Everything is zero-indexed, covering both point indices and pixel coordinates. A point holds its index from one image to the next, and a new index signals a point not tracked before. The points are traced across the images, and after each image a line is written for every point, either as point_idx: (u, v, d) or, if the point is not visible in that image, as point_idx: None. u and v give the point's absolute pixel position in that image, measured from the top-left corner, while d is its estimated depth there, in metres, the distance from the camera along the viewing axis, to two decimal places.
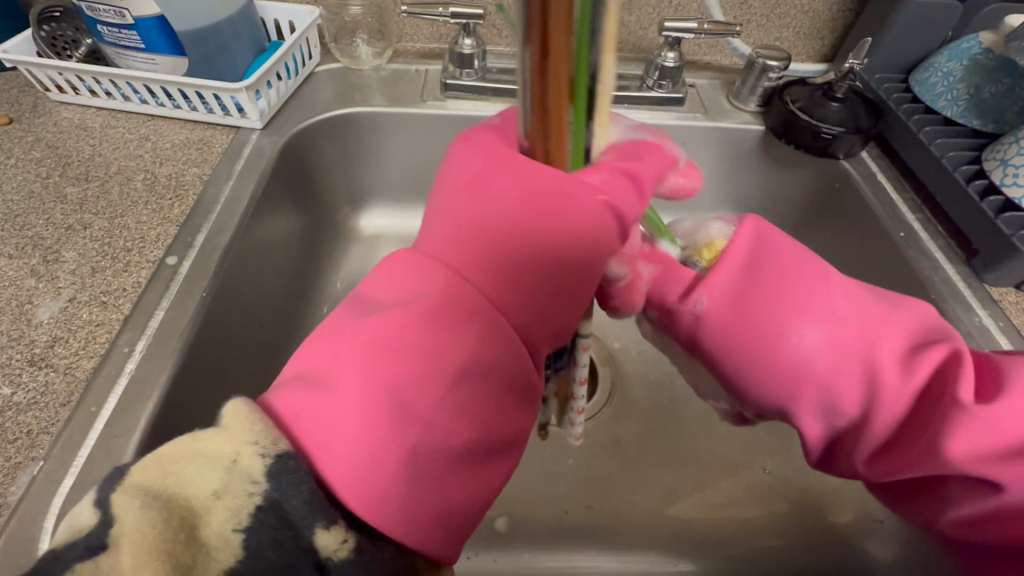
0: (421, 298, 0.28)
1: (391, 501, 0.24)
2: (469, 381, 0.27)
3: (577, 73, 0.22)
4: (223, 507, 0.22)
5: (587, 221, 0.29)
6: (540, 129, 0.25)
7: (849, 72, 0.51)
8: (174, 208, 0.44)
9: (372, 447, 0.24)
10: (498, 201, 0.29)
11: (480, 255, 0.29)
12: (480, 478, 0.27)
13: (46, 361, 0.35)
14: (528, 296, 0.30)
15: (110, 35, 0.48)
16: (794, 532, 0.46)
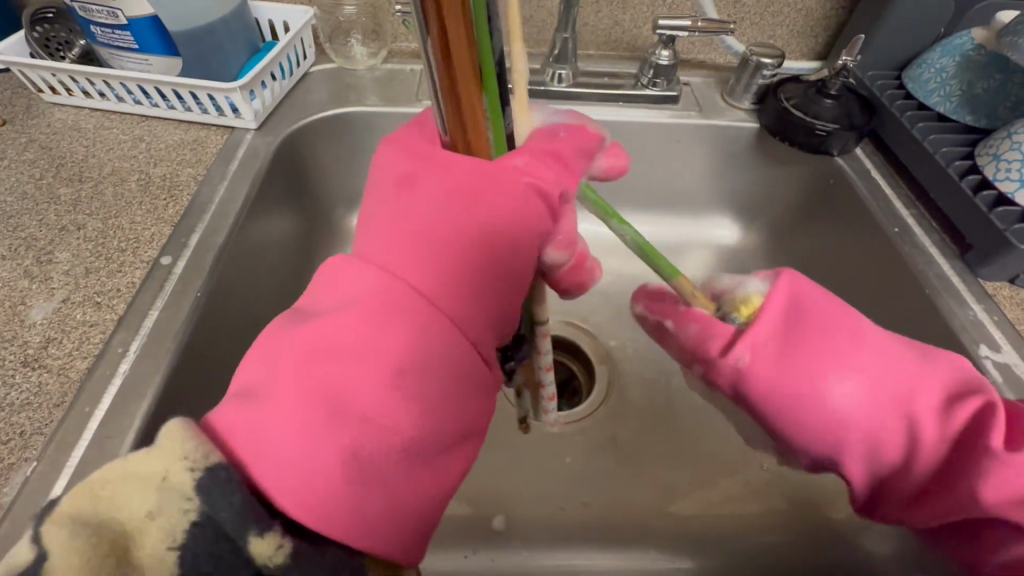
0: (357, 296, 0.28)
1: (337, 502, 0.24)
2: (409, 373, 0.26)
3: (474, 62, 0.26)
4: (156, 528, 0.22)
5: (516, 207, 0.31)
6: (460, 104, 0.28)
7: (842, 69, 0.52)
8: (167, 209, 0.44)
9: (308, 448, 0.24)
10: (430, 196, 0.31)
11: (419, 253, 0.30)
12: (430, 474, 0.27)
13: (39, 362, 0.35)
14: (468, 288, 0.30)
15: (104, 36, 0.47)
16: (792, 529, 0.46)
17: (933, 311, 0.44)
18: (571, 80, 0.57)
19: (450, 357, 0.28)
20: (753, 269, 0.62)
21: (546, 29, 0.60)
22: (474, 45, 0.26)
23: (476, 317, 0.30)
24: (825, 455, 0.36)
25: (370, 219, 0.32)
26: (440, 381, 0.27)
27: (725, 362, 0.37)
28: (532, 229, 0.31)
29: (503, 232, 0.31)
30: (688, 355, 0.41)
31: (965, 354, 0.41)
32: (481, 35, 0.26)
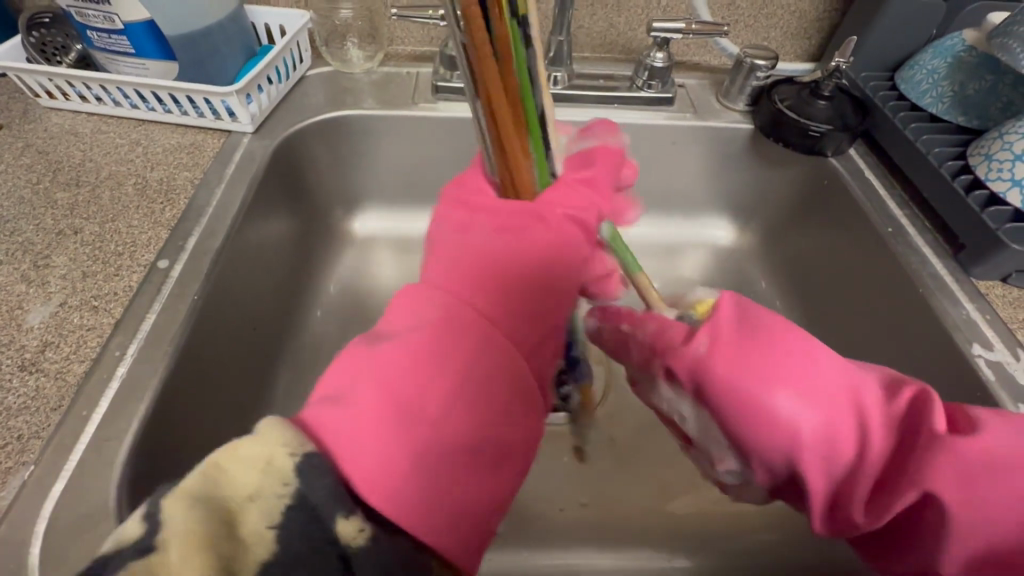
0: (429, 308, 0.29)
1: (413, 500, 0.24)
2: (474, 380, 0.27)
3: (525, 111, 0.28)
4: (256, 511, 0.22)
5: (565, 234, 0.33)
6: (508, 147, 0.30)
7: (836, 70, 0.52)
8: (165, 212, 0.44)
9: (389, 447, 0.24)
10: (490, 227, 0.32)
11: (480, 278, 0.31)
12: (492, 486, 0.27)
13: (36, 366, 0.35)
14: (523, 304, 0.31)
15: (101, 41, 0.48)
16: (789, 527, 0.47)
17: (926, 310, 0.44)
18: (566, 83, 0.57)
19: (512, 369, 0.29)
20: (748, 269, 0.62)
21: (541, 32, 0.60)
22: (516, 93, 0.27)
23: (529, 333, 0.31)
24: (778, 462, 0.31)
25: (435, 245, 0.34)
26: (504, 390, 0.28)
27: (684, 350, 0.34)
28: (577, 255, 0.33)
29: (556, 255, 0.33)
30: (636, 359, 0.38)
31: (958, 352, 0.41)
32: (532, 86, 0.28)
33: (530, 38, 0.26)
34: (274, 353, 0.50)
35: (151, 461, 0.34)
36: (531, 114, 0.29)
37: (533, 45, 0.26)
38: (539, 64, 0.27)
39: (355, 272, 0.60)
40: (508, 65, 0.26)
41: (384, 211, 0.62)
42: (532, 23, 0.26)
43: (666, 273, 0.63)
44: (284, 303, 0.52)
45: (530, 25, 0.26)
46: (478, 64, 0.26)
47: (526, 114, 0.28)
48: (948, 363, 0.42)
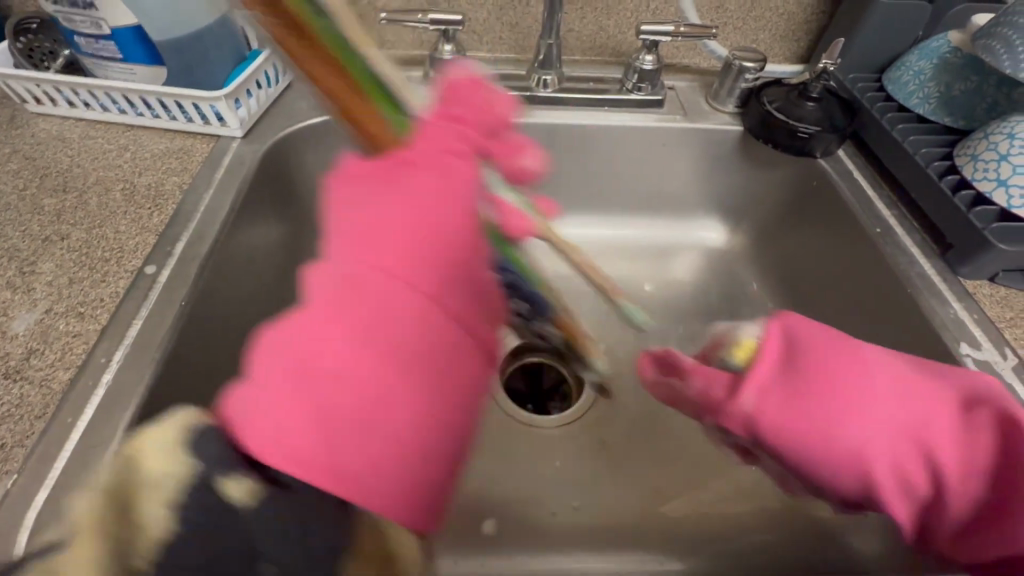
0: (317, 257, 0.23)
1: (319, 459, 0.19)
2: (378, 321, 0.21)
3: (359, 79, 0.25)
4: (155, 501, 0.19)
5: (452, 170, 0.23)
6: (359, 121, 0.26)
7: (823, 72, 0.52)
8: (153, 218, 0.44)
9: (285, 423, 0.19)
10: (378, 163, 0.24)
11: (382, 214, 0.23)
12: (426, 437, 0.21)
13: (21, 374, 0.35)
14: (442, 227, 0.23)
15: (89, 46, 0.48)
16: (781, 526, 0.47)
17: (914, 309, 0.44)
18: (557, 86, 0.57)
19: (426, 305, 0.22)
20: (739, 270, 0.62)
21: (531, 36, 0.60)
22: (333, 62, 0.24)
23: (452, 262, 0.23)
24: (841, 490, 0.30)
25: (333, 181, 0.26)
26: (420, 331, 0.22)
27: (730, 405, 0.31)
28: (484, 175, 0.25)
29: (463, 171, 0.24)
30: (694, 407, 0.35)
31: (947, 352, 0.41)
32: (352, 56, 0.24)
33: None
34: None
35: None
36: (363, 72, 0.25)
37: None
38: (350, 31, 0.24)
39: None
40: (310, 36, 0.24)
41: None
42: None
43: (658, 274, 0.63)
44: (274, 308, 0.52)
45: None
46: (288, 45, 0.24)
47: (358, 73, 0.25)
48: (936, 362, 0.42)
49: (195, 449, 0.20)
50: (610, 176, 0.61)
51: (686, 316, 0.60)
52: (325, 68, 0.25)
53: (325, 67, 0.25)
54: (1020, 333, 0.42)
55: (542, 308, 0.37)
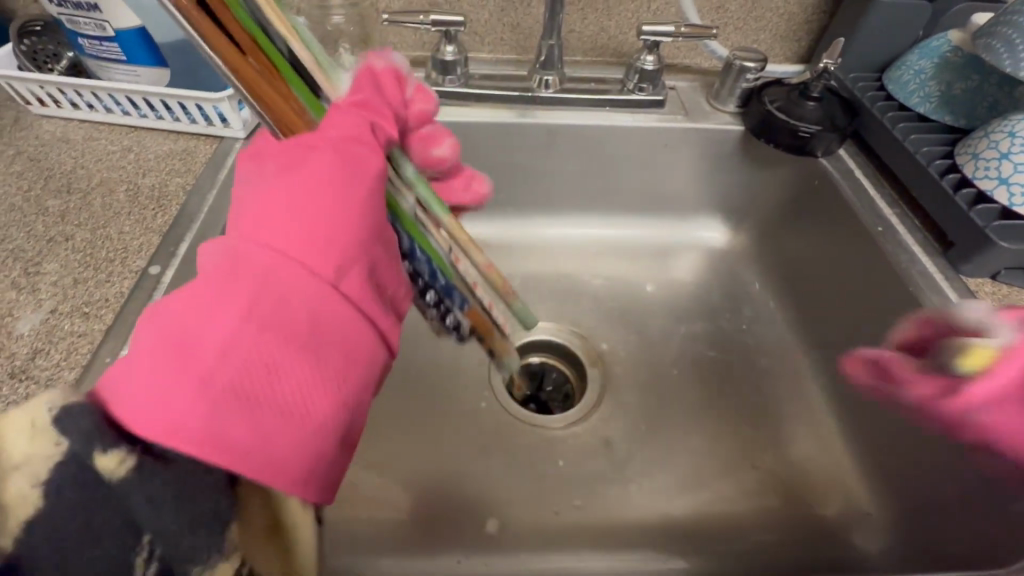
0: (210, 257, 0.26)
1: (199, 431, 0.22)
2: (261, 307, 0.24)
3: (272, 55, 0.29)
4: (21, 477, 0.21)
5: (342, 166, 0.28)
6: (273, 106, 0.29)
7: (824, 72, 0.53)
8: (157, 218, 0.44)
9: (167, 391, 0.22)
10: (270, 174, 0.28)
11: (268, 217, 0.26)
12: (309, 406, 0.25)
13: (26, 374, 0.35)
14: (326, 225, 0.27)
15: (93, 48, 0.48)
16: (785, 525, 0.47)
17: (916, 307, 0.44)
18: (558, 86, 0.58)
19: (307, 293, 0.25)
20: (741, 270, 0.63)
21: (532, 37, 0.60)
22: (250, 44, 0.28)
23: (334, 257, 0.27)
24: None
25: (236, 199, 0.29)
26: (302, 315, 0.25)
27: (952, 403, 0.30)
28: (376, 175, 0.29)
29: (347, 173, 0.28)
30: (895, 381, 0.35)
31: None
32: (266, 36, 0.29)
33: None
34: None
35: None
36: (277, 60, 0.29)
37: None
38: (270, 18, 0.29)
39: None
40: (232, 18, 0.27)
41: None
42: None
43: (660, 274, 0.63)
44: None
45: None
46: (194, 20, 0.26)
47: (272, 62, 0.29)
48: None
49: (63, 428, 0.21)
50: (612, 176, 0.61)
51: (688, 316, 0.60)
52: (239, 48, 0.28)
53: (235, 46, 0.28)
54: None
55: (460, 299, 0.36)
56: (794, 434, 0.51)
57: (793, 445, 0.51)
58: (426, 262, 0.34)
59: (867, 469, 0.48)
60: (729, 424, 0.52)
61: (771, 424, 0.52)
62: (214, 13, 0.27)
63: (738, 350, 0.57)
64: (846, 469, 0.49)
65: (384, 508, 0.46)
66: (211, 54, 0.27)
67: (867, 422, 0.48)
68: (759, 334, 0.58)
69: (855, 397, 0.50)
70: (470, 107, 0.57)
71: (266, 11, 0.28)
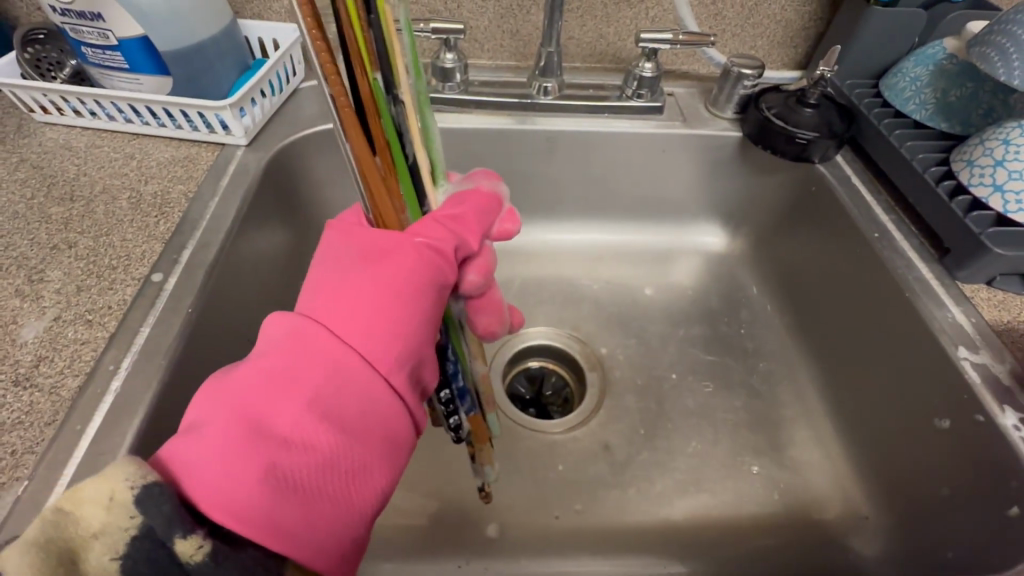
0: (277, 332, 0.28)
1: (261, 518, 0.23)
2: (328, 397, 0.26)
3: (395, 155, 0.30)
4: (100, 546, 0.22)
5: (412, 267, 0.29)
6: (380, 199, 0.30)
7: (820, 79, 0.53)
8: (159, 225, 0.45)
9: (232, 475, 0.23)
10: (342, 262, 0.30)
11: (340, 307, 0.28)
12: (355, 493, 0.26)
13: (31, 381, 0.35)
14: (391, 320, 0.28)
15: (95, 56, 0.48)
16: (783, 530, 0.47)
17: (913, 314, 0.44)
18: (557, 93, 0.58)
19: (370, 385, 0.27)
20: (740, 275, 0.63)
21: (531, 43, 0.61)
22: (383, 144, 0.30)
23: (395, 351, 0.28)
24: None
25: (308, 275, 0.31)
26: (361, 406, 0.27)
27: None
28: (441, 277, 0.30)
29: (414, 270, 0.29)
30: None
31: (945, 355, 0.42)
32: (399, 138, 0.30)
33: (397, 107, 0.30)
34: None
35: None
36: (399, 162, 0.31)
37: (401, 106, 0.30)
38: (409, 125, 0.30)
39: None
40: (375, 120, 0.29)
41: None
42: (401, 88, 0.29)
43: (659, 278, 0.63)
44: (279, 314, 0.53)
45: (400, 89, 0.29)
46: (340, 115, 0.28)
47: (394, 163, 0.31)
48: (934, 366, 0.42)
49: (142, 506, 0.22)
50: (612, 181, 0.62)
51: (687, 320, 0.60)
52: (371, 147, 0.29)
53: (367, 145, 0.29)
54: (1018, 337, 0.42)
55: (468, 405, 0.38)
56: (792, 438, 0.52)
57: (792, 449, 0.51)
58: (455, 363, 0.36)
59: (865, 472, 0.48)
60: (728, 428, 0.52)
61: (770, 428, 0.52)
62: (363, 113, 0.29)
63: (737, 354, 0.57)
64: (845, 474, 0.49)
65: (387, 514, 0.46)
66: (344, 146, 0.28)
67: (864, 427, 0.49)
68: (758, 339, 0.58)
69: (853, 401, 0.50)
70: (470, 114, 0.58)
71: (409, 120, 0.30)
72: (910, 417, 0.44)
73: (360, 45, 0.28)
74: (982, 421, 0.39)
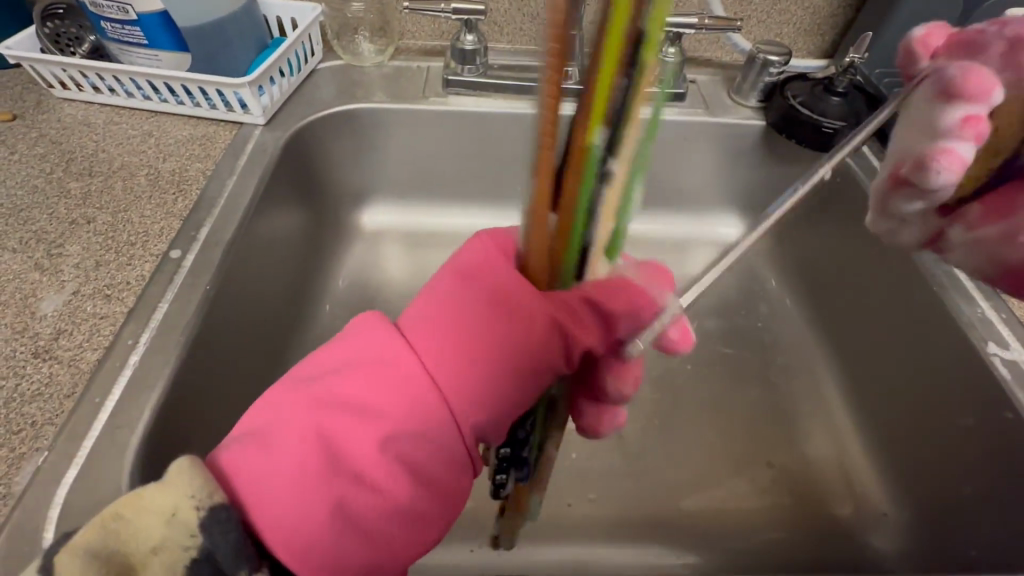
0: (366, 356, 0.25)
1: (319, 556, 0.23)
2: (402, 447, 0.24)
3: (573, 225, 0.22)
4: (157, 563, 0.22)
5: (523, 333, 0.24)
6: (539, 256, 0.23)
7: (850, 66, 0.52)
8: (177, 203, 0.44)
9: (298, 508, 0.23)
10: (450, 290, 0.26)
11: (435, 350, 0.25)
12: (412, 543, 0.25)
13: (50, 353, 0.35)
14: (479, 376, 0.25)
15: (115, 31, 0.47)
16: (796, 524, 0.46)
17: (940, 308, 0.44)
18: None
19: (445, 439, 0.24)
20: (758, 267, 0.62)
21: None
22: (566, 210, 0.21)
23: (479, 409, 0.25)
24: None
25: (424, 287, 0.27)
26: (431, 458, 0.24)
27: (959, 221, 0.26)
28: (548, 359, 0.25)
29: (527, 335, 0.24)
30: None
31: (973, 351, 0.41)
32: (588, 215, 0.22)
33: (610, 175, 0.20)
34: (281, 343, 0.51)
35: (163, 449, 0.34)
36: (574, 235, 0.23)
37: (610, 180, 0.21)
38: (605, 203, 0.21)
39: (363, 266, 0.60)
40: (572, 184, 0.21)
41: (395, 204, 0.63)
42: (622, 156, 0.20)
43: (675, 268, 0.62)
44: (292, 297, 0.53)
45: (620, 158, 0.20)
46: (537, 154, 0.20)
47: (570, 234, 0.22)
48: (962, 361, 0.42)
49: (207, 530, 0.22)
50: None
51: (703, 311, 0.59)
52: (551, 207, 0.21)
53: (548, 204, 0.21)
54: None
55: (524, 474, 0.32)
56: (808, 433, 0.51)
57: (809, 443, 0.50)
58: (529, 432, 0.30)
59: (886, 469, 0.47)
60: (744, 421, 0.52)
61: (785, 422, 0.51)
62: (565, 162, 0.20)
63: (754, 347, 0.56)
64: (862, 470, 0.48)
65: None
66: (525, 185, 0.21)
67: (885, 423, 0.48)
68: (776, 333, 0.57)
69: (874, 397, 0.49)
70: (489, 98, 0.57)
71: (610, 197, 0.21)
72: (934, 413, 0.44)
73: (611, 56, 0.18)
74: (1010, 418, 0.38)
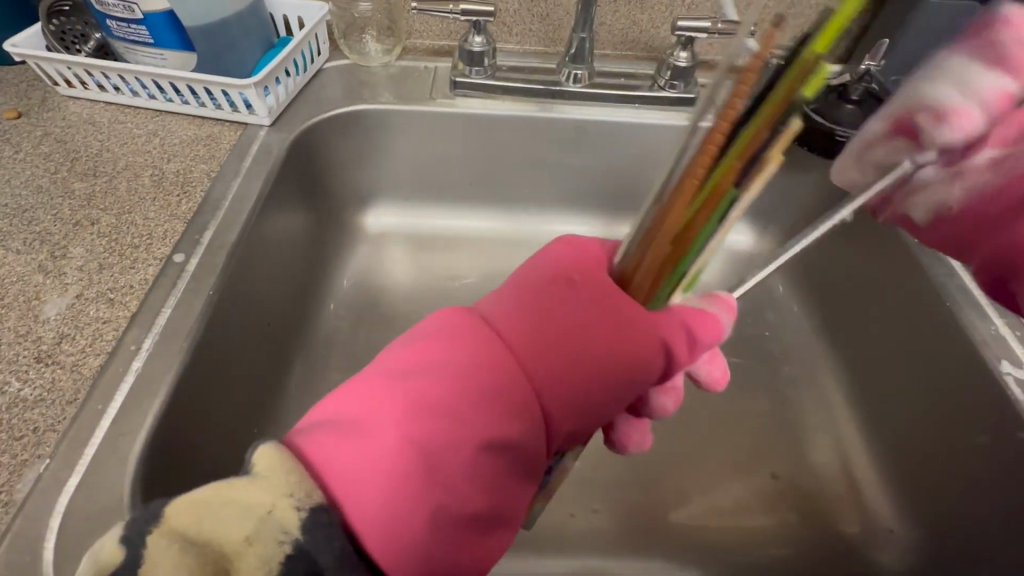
0: (470, 349, 0.25)
1: (409, 556, 0.22)
2: (503, 446, 0.24)
3: (679, 254, 0.24)
4: (254, 556, 0.20)
5: (626, 338, 0.26)
6: (646, 268, 0.26)
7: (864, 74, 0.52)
8: (182, 204, 0.44)
9: (397, 505, 0.22)
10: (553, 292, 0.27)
11: (539, 348, 0.25)
12: (490, 547, 0.24)
13: (52, 358, 0.35)
14: (581, 376, 0.25)
15: (120, 30, 0.47)
16: (804, 539, 0.46)
17: (954, 324, 0.43)
18: (588, 81, 0.56)
19: (541, 441, 0.25)
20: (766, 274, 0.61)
21: (562, 28, 0.59)
22: (679, 238, 0.23)
23: (578, 409, 0.25)
24: None
25: (513, 286, 0.28)
26: (525, 459, 0.24)
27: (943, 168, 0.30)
28: (645, 366, 0.26)
29: (632, 339, 0.26)
30: None
31: (987, 368, 0.41)
32: (699, 247, 0.24)
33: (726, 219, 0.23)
34: (286, 345, 0.50)
35: (166, 456, 0.34)
36: (681, 263, 0.25)
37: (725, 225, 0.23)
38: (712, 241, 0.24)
39: (367, 267, 0.60)
40: (695, 219, 0.23)
41: (399, 205, 0.62)
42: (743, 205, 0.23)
43: None
44: (297, 298, 0.53)
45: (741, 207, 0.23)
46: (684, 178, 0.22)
47: (678, 262, 0.25)
48: (976, 379, 0.41)
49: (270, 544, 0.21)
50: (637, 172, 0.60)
51: None
52: (670, 233, 0.23)
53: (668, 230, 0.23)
54: None
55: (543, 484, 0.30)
56: (815, 443, 0.50)
57: (817, 455, 0.50)
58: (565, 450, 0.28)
59: (893, 485, 0.47)
60: (752, 432, 0.51)
61: (793, 433, 0.51)
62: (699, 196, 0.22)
63: (762, 357, 0.56)
64: (869, 484, 0.48)
65: None
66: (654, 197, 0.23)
67: (894, 437, 0.47)
68: (784, 342, 0.57)
69: (883, 411, 0.49)
70: (497, 100, 0.56)
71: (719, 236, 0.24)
72: (946, 430, 0.43)
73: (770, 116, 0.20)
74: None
